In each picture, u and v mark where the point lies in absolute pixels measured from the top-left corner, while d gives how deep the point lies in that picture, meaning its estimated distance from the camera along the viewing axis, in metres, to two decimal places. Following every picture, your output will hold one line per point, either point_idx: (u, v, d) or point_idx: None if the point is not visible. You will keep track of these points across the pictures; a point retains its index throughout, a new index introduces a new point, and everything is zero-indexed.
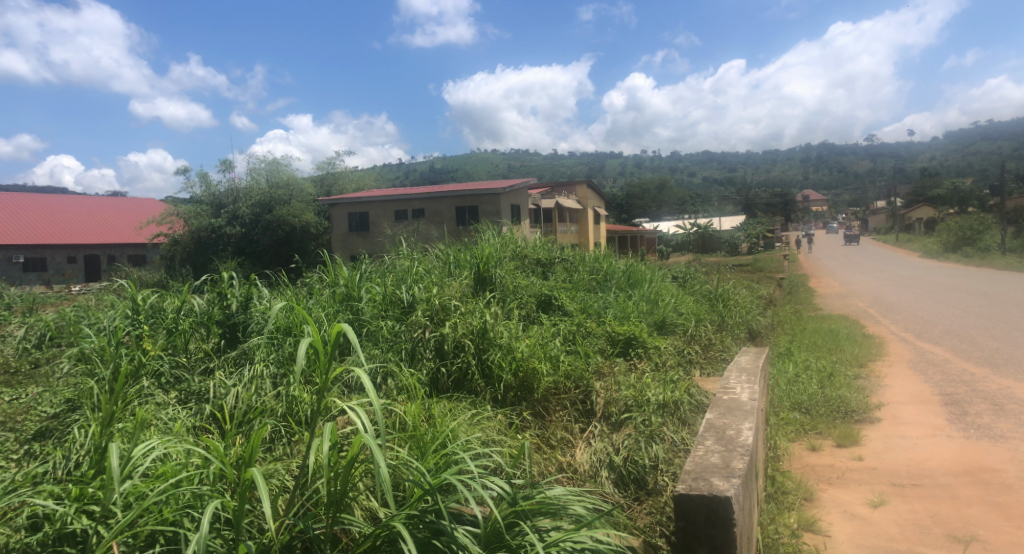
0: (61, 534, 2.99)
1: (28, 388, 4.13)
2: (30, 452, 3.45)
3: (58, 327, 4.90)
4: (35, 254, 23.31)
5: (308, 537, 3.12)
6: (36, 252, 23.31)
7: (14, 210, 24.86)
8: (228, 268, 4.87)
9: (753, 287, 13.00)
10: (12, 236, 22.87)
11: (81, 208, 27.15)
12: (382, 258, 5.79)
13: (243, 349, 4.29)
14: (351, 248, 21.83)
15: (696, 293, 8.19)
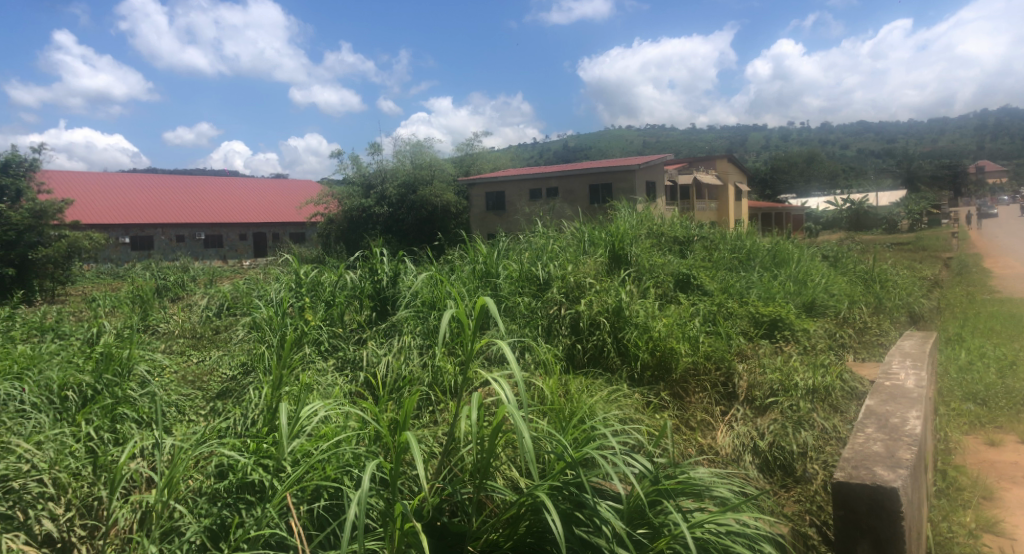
0: (242, 483, 3.37)
1: (211, 351, 4.67)
2: (214, 409, 3.90)
3: (234, 298, 5.42)
4: (214, 232, 25.51)
5: (456, 500, 3.31)
6: (214, 229, 25.47)
7: (192, 190, 27.38)
8: (378, 245, 5.11)
9: (914, 267, 12.01)
10: (193, 216, 25.21)
11: (248, 188, 29.64)
12: (518, 236, 5.91)
13: (392, 322, 4.54)
14: (489, 228, 22.63)
15: (850, 273, 7.70)
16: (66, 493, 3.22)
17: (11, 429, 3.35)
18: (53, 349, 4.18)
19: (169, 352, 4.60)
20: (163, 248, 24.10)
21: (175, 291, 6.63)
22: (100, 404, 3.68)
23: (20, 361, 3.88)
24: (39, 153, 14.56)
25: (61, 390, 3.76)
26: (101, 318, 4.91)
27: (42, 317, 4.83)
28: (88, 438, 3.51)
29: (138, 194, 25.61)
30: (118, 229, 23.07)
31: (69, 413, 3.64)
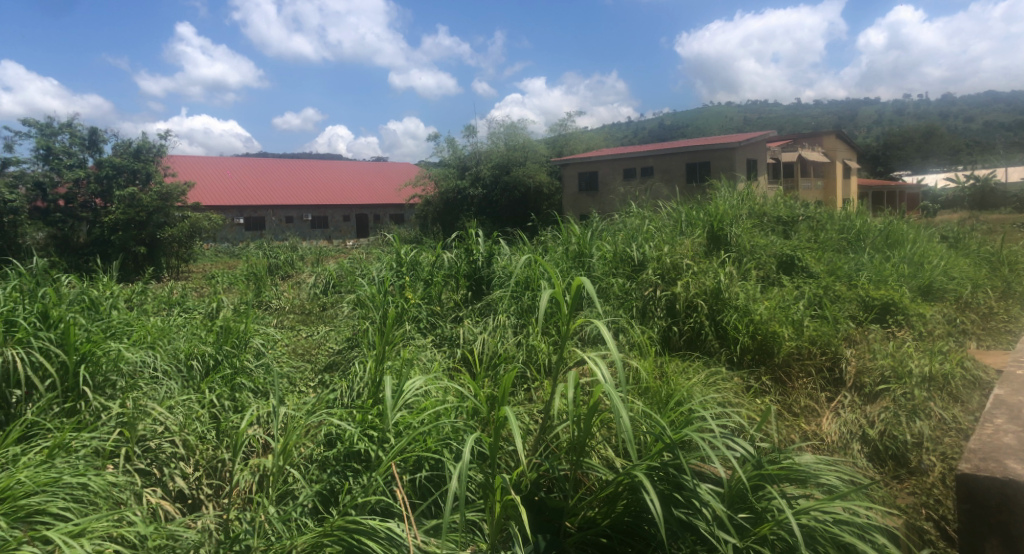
0: (349, 452, 3.58)
1: (319, 326, 4.93)
2: (322, 381, 4.14)
3: (338, 276, 5.67)
4: (319, 214, 26.53)
5: (553, 476, 3.37)
6: (320, 212, 26.49)
7: (298, 174, 28.42)
8: (474, 226, 5.20)
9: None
10: (301, 198, 26.20)
11: (347, 169, 30.65)
12: (613, 216, 5.87)
13: (488, 301, 4.64)
14: (583, 208, 22.37)
15: (973, 255, 7.18)
16: (195, 454, 3.55)
17: (147, 393, 3.67)
18: (179, 321, 4.54)
19: (281, 327, 4.88)
20: (275, 229, 25.10)
21: (285, 269, 6.98)
22: (221, 374, 4.01)
23: (151, 331, 4.17)
24: (164, 138, 15.73)
25: (186, 358, 4.09)
26: (220, 294, 5.27)
27: (169, 292, 5.22)
28: (212, 404, 3.83)
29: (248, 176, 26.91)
30: (233, 211, 24.18)
31: (194, 380, 3.98)
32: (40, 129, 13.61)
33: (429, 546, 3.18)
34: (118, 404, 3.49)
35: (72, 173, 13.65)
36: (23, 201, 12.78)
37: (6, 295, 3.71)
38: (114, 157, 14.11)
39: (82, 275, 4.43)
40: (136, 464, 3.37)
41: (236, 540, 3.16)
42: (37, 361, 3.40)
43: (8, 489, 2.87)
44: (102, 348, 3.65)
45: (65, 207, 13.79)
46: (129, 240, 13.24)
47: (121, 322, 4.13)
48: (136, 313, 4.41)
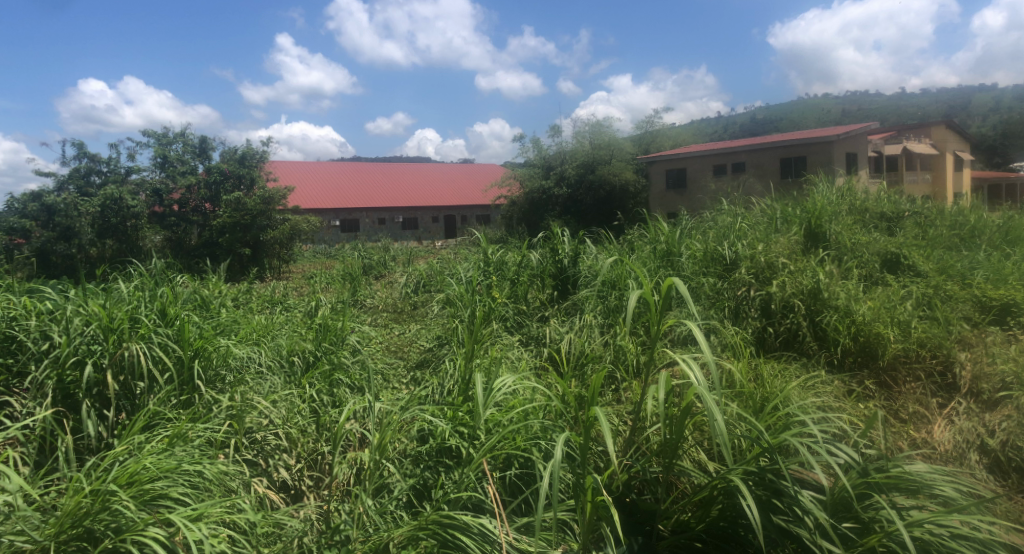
0: (441, 448, 3.68)
1: (410, 324, 5.09)
2: (415, 378, 4.28)
3: (428, 275, 5.83)
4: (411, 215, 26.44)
5: (644, 478, 3.32)
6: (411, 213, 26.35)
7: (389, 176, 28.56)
8: (560, 226, 5.21)
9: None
10: (392, 199, 26.27)
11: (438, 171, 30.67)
12: (703, 214, 5.77)
13: (574, 301, 4.64)
14: (671, 207, 20.85)
15: None
16: (297, 446, 3.73)
17: (253, 388, 3.90)
18: (281, 319, 4.79)
19: (375, 324, 5.06)
20: (368, 231, 25.05)
21: (379, 269, 7.20)
22: (320, 370, 4.21)
23: (256, 329, 4.43)
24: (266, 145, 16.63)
25: (289, 355, 4.32)
26: (319, 292, 5.51)
27: (272, 291, 5.50)
28: (312, 399, 4.03)
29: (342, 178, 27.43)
30: (329, 213, 24.40)
31: (296, 375, 4.19)
32: (159, 138, 14.56)
33: (521, 543, 3.22)
34: (228, 397, 3.72)
35: (186, 178, 14.49)
36: (144, 206, 13.70)
37: (130, 293, 4.00)
38: (222, 163, 14.81)
39: (196, 275, 4.71)
40: (245, 455, 3.57)
41: (336, 530, 3.29)
42: (158, 355, 3.61)
43: (136, 474, 3.10)
44: (213, 344, 3.89)
45: (179, 211, 14.65)
46: (236, 242, 13.86)
47: (229, 319, 4.39)
48: (242, 311, 4.68)
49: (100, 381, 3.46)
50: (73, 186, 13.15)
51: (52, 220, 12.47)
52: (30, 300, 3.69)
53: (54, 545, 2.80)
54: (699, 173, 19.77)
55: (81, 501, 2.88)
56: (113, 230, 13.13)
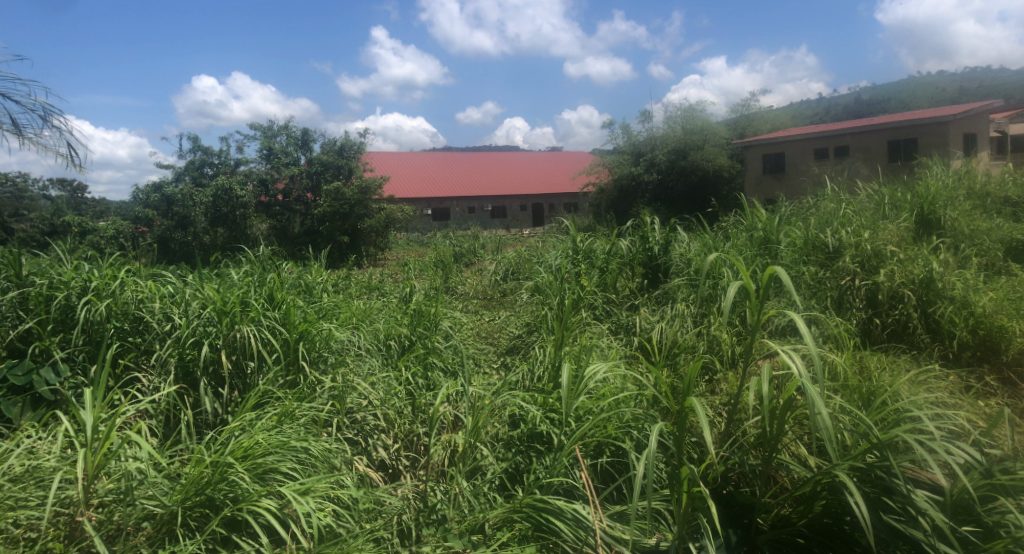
0: (532, 434, 3.74)
1: (499, 311, 5.18)
2: (506, 364, 4.36)
3: (516, 263, 5.90)
4: (500, 204, 26.26)
5: (742, 470, 3.24)
6: (501, 202, 26.15)
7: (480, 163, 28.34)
8: (650, 214, 5.14)
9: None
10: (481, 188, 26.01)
11: (527, 158, 30.29)
12: (802, 201, 5.57)
13: (666, 290, 4.58)
14: (768, 193, 19.90)
15: None
16: (394, 427, 3.88)
17: (353, 369, 4.09)
18: (377, 304, 4.98)
19: (466, 310, 5.18)
20: (459, 220, 25.17)
21: (469, 257, 7.33)
22: (416, 353, 4.36)
23: (355, 313, 4.64)
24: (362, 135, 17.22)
25: (386, 339, 4.50)
26: (413, 279, 5.69)
27: (369, 277, 5.71)
28: (407, 381, 4.18)
29: (432, 166, 27.62)
30: (423, 203, 24.73)
31: (392, 358, 4.36)
32: (265, 131, 15.35)
33: (615, 530, 3.21)
34: (330, 378, 3.92)
35: (289, 169, 15.13)
36: (252, 196, 14.38)
37: (241, 278, 4.26)
38: (323, 154, 15.25)
39: (299, 262, 4.95)
40: (346, 433, 3.75)
41: (434, 509, 3.42)
42: (266, 337, 3.83)
43: (249, 447, 3.30)
44: (316, 328, 4.09)
45: (284, 201, 15.37)
46: (335, 231, 14.34)
47: (330, 303, 4.61)
48: (342, 296, 4.88)
49: (215, 360, 3.70)
50: (189, 177, 14.05)
51: (172, 210, 13.58)
52: (154, 284, 3.99)
53: (180, 510, 3.04)
54: (797, 157, 18.85)
55: (202, 471, 3.09)
56: (224, 218, 13.87)
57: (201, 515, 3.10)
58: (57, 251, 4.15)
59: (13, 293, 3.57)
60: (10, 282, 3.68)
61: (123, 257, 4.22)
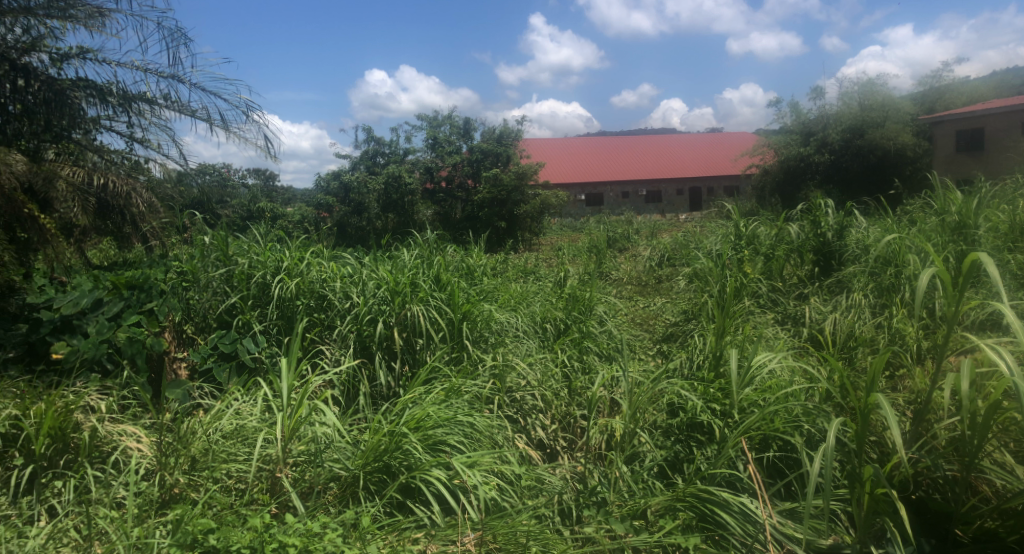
0: (692, 423, 3.64)
1: (656, 297, 5.18)
2: (663, 351, 4.32)
3: (673, 250, 5.86)
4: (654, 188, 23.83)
5: (935, 476, 2.95)
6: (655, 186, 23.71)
7: (637, 145, 26.28)
8: (823, 197, 4.82)
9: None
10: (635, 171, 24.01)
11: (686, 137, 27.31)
12: (1006, 183, 4.98)
13: (840, 278, 4.34)
14: (961, 172, 17.93)
15: None
16: (551, 408, 3.98)
17: (512, 349, 4.26)
18: (534, 288, 5.14)
19: (621, 296, 5.22)
20: (613, 205, 23.18)
21: (623, 242, 7.29)
22: (571, 337, 4.46)
23: (514, 296, 4.81)
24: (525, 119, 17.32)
25: (543, 322, 4.64)
26: (567, 264, 5.78)
27: (525, 261, 5.86)
28: (563, 363, 4.29)
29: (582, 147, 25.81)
30: (576, 187, 22.97)
31: (549, 340, 4.49)
32: (432, 122, 15.73)
33: (786, 528, 3.05)
34: (491, 357, 4.09)
35: (452, 157, 15.14)
36: (420, 184, 14.67)
37: (410, 262, 4.56)
38: (483, 142, 15.21)
39: (462, 246, 5.18)
40: (507, 411, 3.89)
41: (594, 491, 3.43)
42: (434, 317, 4.06)
43: (421, 420, 3.48)
44: (478, 309, 4.29)
45: (447, 188, 15.46)
46: (494, 216, 14.55)
47: (491, 285, 4.80)
48: (501, 279, 5.06)
49: (388, 337, 3.99)
50: (364, 166, 14.35)
51: (349, 196, 13.85)
52: (336, 265, 4.38)
53: (362, 474, 3.29)
54: (998, 131, 16.85)
55: (380, 440, 3.32)
56: (395, 205, 14.01)
57: (379, 480, 3.34)
58: (255, 234, 4.65)
59: (222, 271, 4.06)
60: (219, 261, 4.17)
61: (309, 240, 4.65)
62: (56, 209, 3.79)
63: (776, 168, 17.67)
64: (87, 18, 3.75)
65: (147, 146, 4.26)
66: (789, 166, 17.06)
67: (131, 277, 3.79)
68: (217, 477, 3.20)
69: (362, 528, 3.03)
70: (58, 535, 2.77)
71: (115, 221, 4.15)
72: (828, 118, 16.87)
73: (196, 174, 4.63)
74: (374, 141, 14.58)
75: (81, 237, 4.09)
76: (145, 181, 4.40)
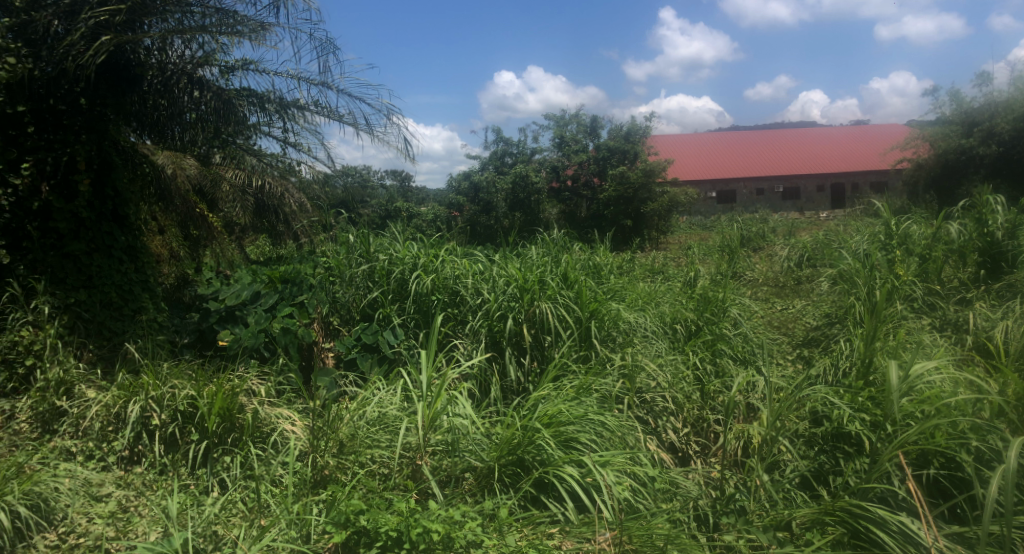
0: (839, 434, 3.43)
1: (795, 299, 5.01)
2: (804, 356, 4.16)
3: (814, 250, 5.63)
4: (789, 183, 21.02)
5: None
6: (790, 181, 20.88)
7: (773, 136, 23.60)
8: (990, 193, 4.45)
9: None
10: (772, 165, 21.33)
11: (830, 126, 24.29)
12: None
13: (1009, 282, 4.01)
14: None
15: None
16: (683, 411, 3.89)
17: (641, 350, 4.20)
18: (663, 288, 5.08)
19: (757, 298, 5.07)
20: (746, 202, 20.77)
21: (758, 241, 7.03)
22: (703, 339, 4.35)
23: (642, 296, 4.77)
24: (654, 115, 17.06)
25: (673, 322, 4.57)
26: (698, 263, 5.67)
27: (653, 261, 5.81)
28: (695, 366, 4.18)
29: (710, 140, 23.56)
30: (705, 184, 20.80)
31: (679, 341, 4.41)
32: (559, 122, 15.80)
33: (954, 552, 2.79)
34: (620, 357, 4.06)
35: (578, 156, 15.13)
36: (545, 183, 14.72)
37: (539, 260, 4.62)
38: (610, 140, 15.05)
39: (589, 244, 5.19)
40: (637, 412, 3.84)
41: (732, 498, 3.32)
42: (562, 314, 4.08)
43: (555, 416, 3.51)
44: (606, 308, 4.25)
45: (574, 186, 15.48)
46: (620, 214, 14.33)
47: (619, 284, 4.78)
48: (628, 278, 5.04)
49: (518, 333, 4.04)
50: (492, 167, 14.47)
51: (479, 196, 14.15)
52: (468, 262, 4.50)
53: (497, 466, 3.37)
54: None
55: (514, 434, 3.37)
56: (522, 204, 14.13)
57: (514, 473, 3.40)
58: (393, 232, 4.87)
59: (364, 268, 4.28)
60: (361, 257, 4.40)
61: (443, 239, 4.81)
62: (221, 208, 4.82)
63: (930, 160, 15.37)
64: (251, 33, 4.04)
65: (299, 149, 4.56)
66: (947, 160, 14.73)
67: (285, 272, 4.16)
68: (363, 462, 3.36)
69: (500, 519, 3.09)
70: (229, 506, 3.04)
71: (270, 219, 5.00)
72: (997, 105, 14.23)
73: (338, 176, 4.97)
74: (502, 142, 14.85)
75: (240, 232, 5.20)
76: (295, 183, 5.06)
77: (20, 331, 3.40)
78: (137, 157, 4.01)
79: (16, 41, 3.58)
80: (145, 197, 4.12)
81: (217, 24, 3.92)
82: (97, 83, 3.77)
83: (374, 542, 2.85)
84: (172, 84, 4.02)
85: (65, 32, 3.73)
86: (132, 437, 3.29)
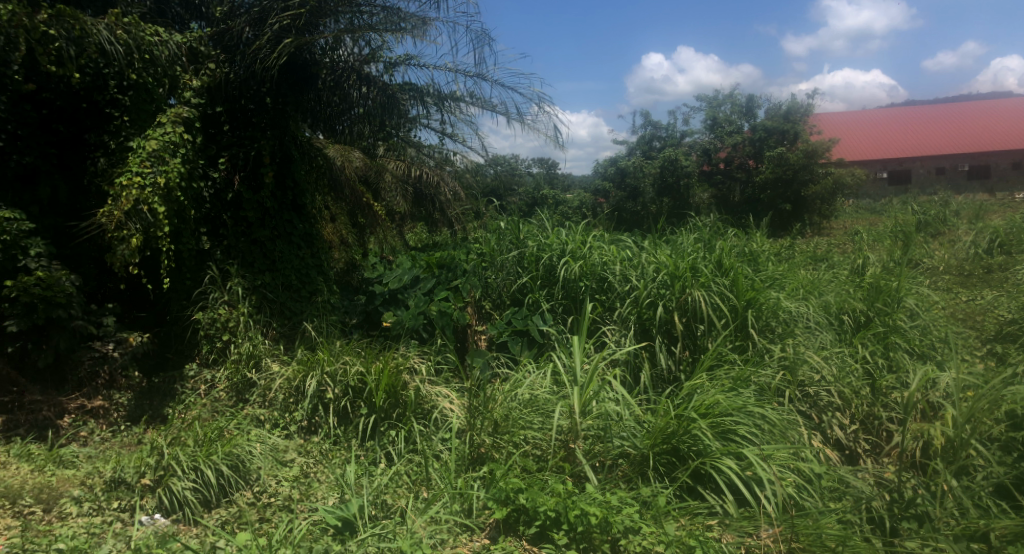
0: None
1: (984, 290, 4.56)
2: (999, 352, 3.80)
3: (1008, 237, 5.13)
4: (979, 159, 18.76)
5: None
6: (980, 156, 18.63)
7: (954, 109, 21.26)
8: None
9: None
10: (953, 141, 19.09)
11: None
12: None
13: None
14: None
15: None
16: (851, 407, 3.64)
17: (803, 341, 3.97)
18: (827, 276, 4.79)
19: (937, 288, 4.68)
20: (925, 182, 18.85)
21: (937, 225, 6.43)
22: (874, 331, 4.04)
23: (804, 284, 4.52)
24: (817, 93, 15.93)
25: (838, 313, 4.29)
26: (868, 250, 5.29)
27: (815, 247, 5.51)
28: (864, 359, 3.90)
29: (879, 117, 21.58)
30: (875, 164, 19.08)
31: (846, 333, 4.14)
32: (711, 102, 15.19)
33: None
34: (781, 348, 3.86)
35: (732, 137, 14.45)
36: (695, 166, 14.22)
37: (691, 246, 4.50)
38: (767, 121, 14.18)
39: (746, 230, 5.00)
40: (799, 406, 3.65)
41: (912, 502, 3.04)
42: (716, 303, 3.93)
43: (712, 407, 3.39)
44: (764, 296, 4.06)
45: (726, 169, 14.86)
46: (778, 198, 13.66)
47: (779, 272, 4.57)
48: (787, 264, 4.80)
49: (669, 321, 3.96)
50: (640, 152, 14.44)
51: (625, 181, 14.03)
52: (616, 249, 4.46)
53: (651, 454, 3.29)
54: None
55: (668, 422, 3.29)
56: (670, 188, 13.64)
57: (669, 462, 3.32)
58: (542, 218, 4.93)
59: (514, 254, 4.39)
60: (512, 244, 4.52)
61: (590, 225, 4.80)
62: (384, 198, 5.09)
63: None
64: (413, 29, 4.25)
65: (455, 140, 4.72)
66: None
67: (441, 258, 4.41)
68: (517, 442, 3.38)
69: (657, 508, 3.03)
70: (396, 476, 3.22)
71: (427, 207, 5.44)
72: None
73: (489, 166, 5.12)
74: (650, 126, 14.55)
75: (397, 219, 5.41)
76: (450, 171, 5.48)
77: (218, 309, 3.82)
78: (312, 151, 4.36)
79: (216, 48, 4.10)
80: (317, 188, 4.45)
81: (384, 21, 4.17)
82: (279, 83, 4.11)
83: (534, 520, 2.92)
84: (342, 81, 4.27)
85: (254, 38, 4.10)
86: (311, 409, 3.58)
